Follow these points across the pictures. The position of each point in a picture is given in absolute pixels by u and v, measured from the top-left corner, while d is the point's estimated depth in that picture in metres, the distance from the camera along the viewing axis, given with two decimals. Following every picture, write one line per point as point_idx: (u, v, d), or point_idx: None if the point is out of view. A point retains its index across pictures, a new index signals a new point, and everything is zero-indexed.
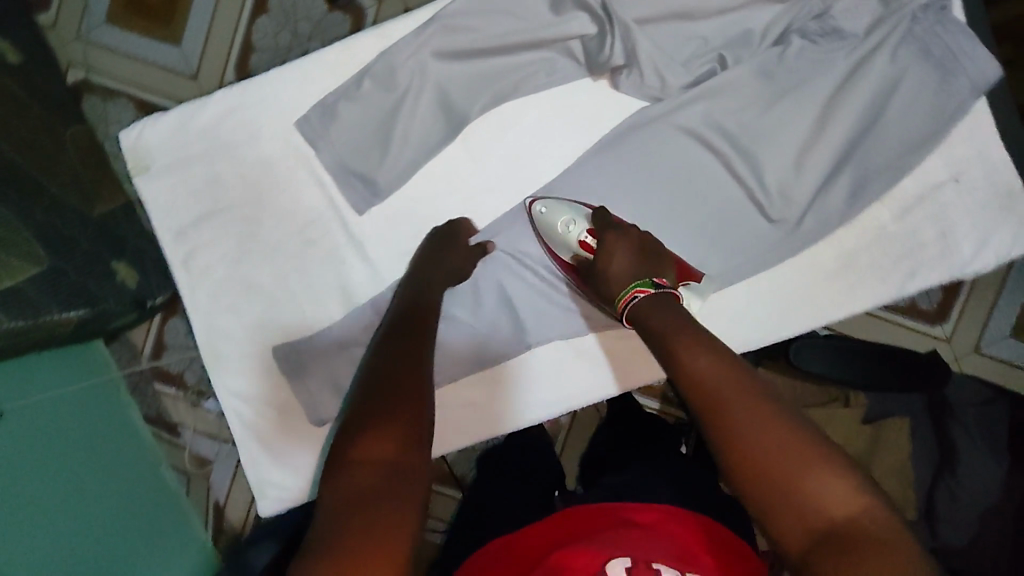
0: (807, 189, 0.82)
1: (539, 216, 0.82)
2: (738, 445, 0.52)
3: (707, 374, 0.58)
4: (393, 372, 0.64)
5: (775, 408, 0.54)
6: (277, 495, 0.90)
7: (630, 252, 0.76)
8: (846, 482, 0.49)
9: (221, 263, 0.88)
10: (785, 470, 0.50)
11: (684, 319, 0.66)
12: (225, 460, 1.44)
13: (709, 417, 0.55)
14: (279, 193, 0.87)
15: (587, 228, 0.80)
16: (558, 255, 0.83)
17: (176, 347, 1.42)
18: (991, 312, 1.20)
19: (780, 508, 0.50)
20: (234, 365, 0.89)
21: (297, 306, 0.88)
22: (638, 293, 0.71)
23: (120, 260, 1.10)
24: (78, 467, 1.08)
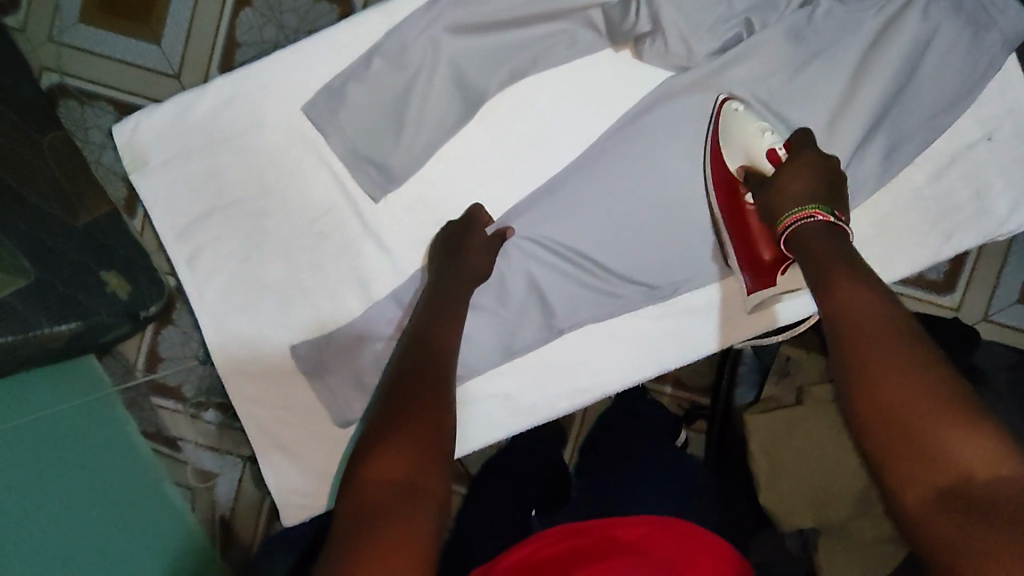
0: (841, 154, 0.79)
1: (729, 112, 0.78)
2: (873, 391, 0.55)
3: (862, 317, 0.61)
4: (415, 387, 0.61)
5: (923, 362, 0.55)
6: (300, 503, 0.85)
7: (815, 177, 0.73)
8: (992, 445, 0.49)
9: (229, 261, 0.83)
10: (919, 420, 0.52)
11: (847, 251, 0.67)
12: (230, 473, 1.38)
13: (846, 363, 0.58)
14: (287, 184, 0.82)
15: (782, 142, 0.78)
16: (726, 164, 0.79)
17: (172, 357, 1.36)
18: (996, 280, 1.19)
19: (912, 454, 0.51)
20: (249, 367, 0.84)
21: (312, 304, 0.83)
22: (817, 214, 0.70)
23: (111, 270, 1.04)
24: (75, 491, 1.02)
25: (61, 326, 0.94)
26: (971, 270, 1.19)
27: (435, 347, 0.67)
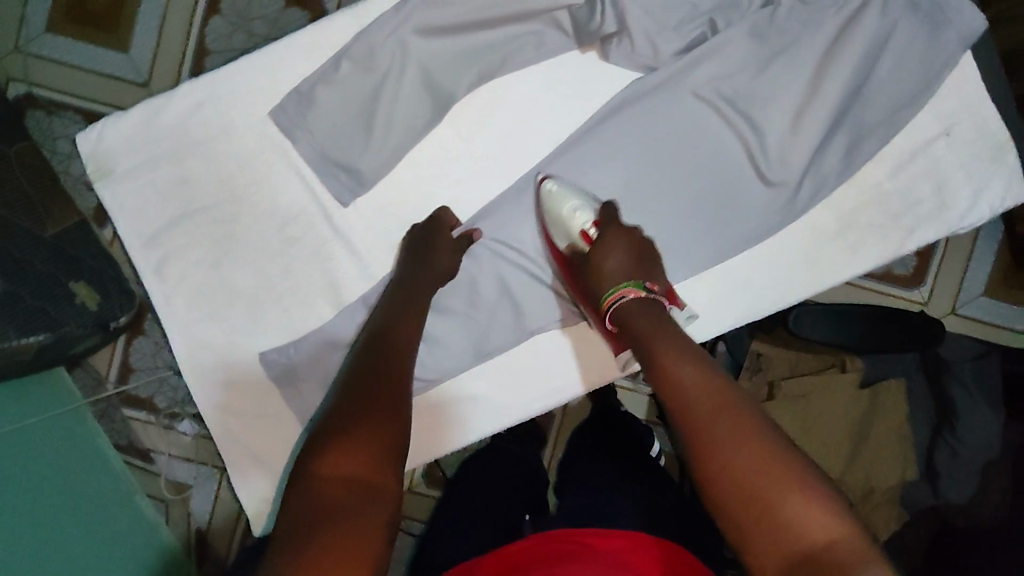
0: (804, 150, 0.81)
1: (549, 193, 0.78)
2: (716, 458, 0.55)
3: (690, 386, 0.61)
4: (371, 399, 0.62)
5: (758, 427, 0.56)
6: (274, 512, 0.84)
7: (624, 253, 0.76)
8: (825, 510, 0.50)
9: (198, 268, 0.82)
10: (766, 488, 0.52)
11: (669, 326, 0.70)
12: (204, 484, 1.35)
13: (688, 433, 0.58)
14: (257, 189, 0.82)
15: (591, 221, 0.77)
16: (554, 241, 0.80)
17: (143, 368, 1.33)
18: (963, 273, 1.22)
19: (758, 522, 0.52)
20: (220, 374, 0.83)
21: (282, 310, 0.83)
22: (627, 294, 0.72)
23: (80, 280, 1.03)
24: (48, 507, 1.00)
25: (29, 338, 0.92)
26: (939, 264, 1.22)
27: (390, 360, 0.69)
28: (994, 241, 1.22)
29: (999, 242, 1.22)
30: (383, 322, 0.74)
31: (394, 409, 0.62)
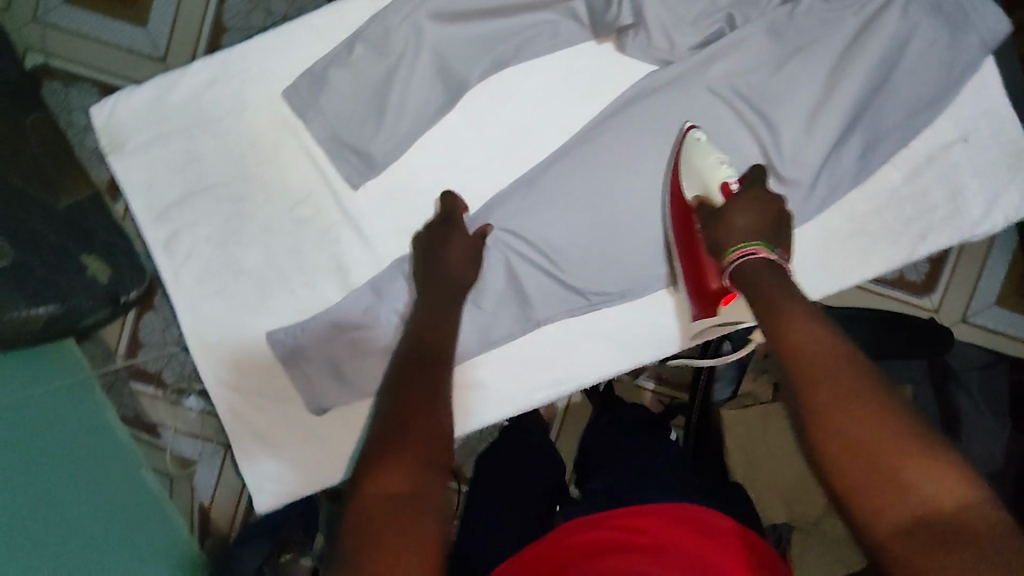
0: (818, 151, 0.80)
1: (693, 139, 0.77)
2: (839, 422, 0.54)
3: (815, 350, 0.59)
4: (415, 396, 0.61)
5: (878, 390, 0.55)
6: (275, 490, 0.85)
7: (756, 213, 0.73)
8: (960, 479, 0.49)
9: (206, 245, 0.83)
10: (888, 453, 0.51)
11: (789, 288, 0.67)
12: (209, 460, 1.38)
13: (807, 399, 0.56)
14: (267, 169, 0.82)
15: (737, 178, 0.76)
16: (682, 192, 0.78)
17: (152, 343, 1.35)
18: (976, 283, 1.20)
19: (881, 489, 0.50)
20: (224, 352, 0.84)
21: (289, 291, 0.83)
22: (755, 253, 0.70)
23: (91, 253, 1.03)
24: (50, 477, 1.02)
25: (38, 308, 0.93)
26: (951, 271, 1.21)
27: (433, 362, 0.67)
28: (1009, 250, 1.20)
29: (1014, 251, 1.20)
30: (419, 330, 0.72)
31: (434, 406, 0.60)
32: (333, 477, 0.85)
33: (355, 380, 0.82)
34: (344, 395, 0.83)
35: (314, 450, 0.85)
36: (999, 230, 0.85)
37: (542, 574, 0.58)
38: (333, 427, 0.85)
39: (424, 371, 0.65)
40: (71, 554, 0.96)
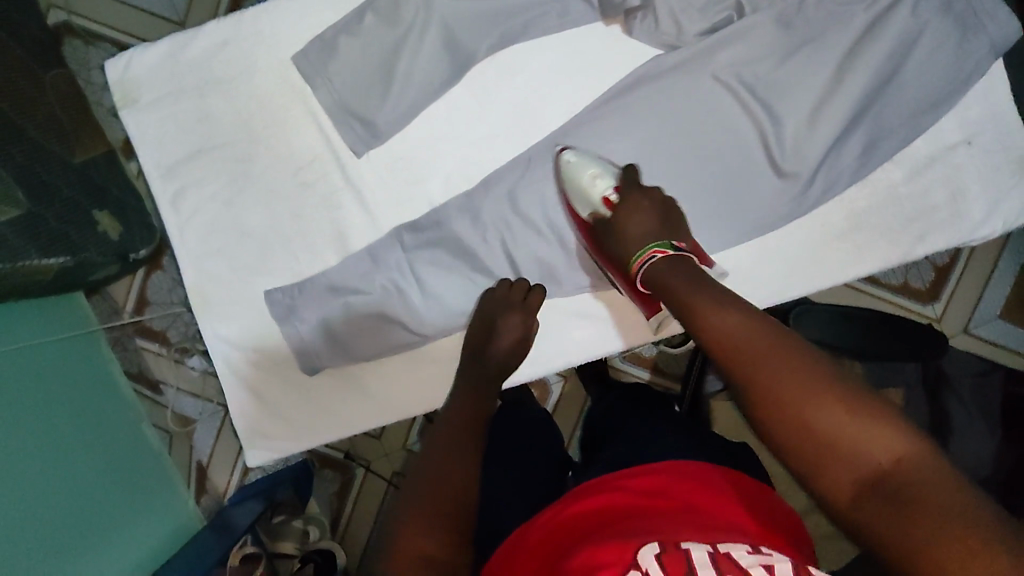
0: (819, 145, 0.80)
1: (567, 164, 0.79)
2: (775, 409, 0.51)
3: (738, 333, 0.57)
4: (444, 454, 0.62)
5: (806, 363, 0.52)
6: (269, 446, 0.88)
7: (648, 216, 0.75)
8: (893, 430, 0.47)
9: (212, 203, 0.85)
10: (825, 426, 0.49)
11: (699, 279, 0.66)
12: (209, 420, 1.43)
13: (743, 382, 0.54)
14: (274, 132, 0.84)
15: (614, 185, 0.78)
16: (576, 211, 0.80)
17: (159, 302, 1.40)
18: (981, 294, 1.20)
19: (825, 458, 0.48)
20: (224, 308, 0.86)
21: (290, 253, 0.85)
22: (656, 254, 0.71)
23: (104, 210, 1.12)
24: (59, 425, 1.06)
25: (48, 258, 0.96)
26: (957, 281, 1.21)
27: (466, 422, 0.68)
28: (1015, 263, 1.19)
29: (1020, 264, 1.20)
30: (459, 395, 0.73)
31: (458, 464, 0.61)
32: (326, 438, 0.89)
33: (347, 344, 0.84)
34: (336, 357, 0.85)
35: (309, 410, 0.88)
36: (996, 235, 0.85)
37: (556, 542, 0.58)
38: (328, 389, 0.88)
39: (460, 432, 0.66)
40: (74, 496, 1.01)
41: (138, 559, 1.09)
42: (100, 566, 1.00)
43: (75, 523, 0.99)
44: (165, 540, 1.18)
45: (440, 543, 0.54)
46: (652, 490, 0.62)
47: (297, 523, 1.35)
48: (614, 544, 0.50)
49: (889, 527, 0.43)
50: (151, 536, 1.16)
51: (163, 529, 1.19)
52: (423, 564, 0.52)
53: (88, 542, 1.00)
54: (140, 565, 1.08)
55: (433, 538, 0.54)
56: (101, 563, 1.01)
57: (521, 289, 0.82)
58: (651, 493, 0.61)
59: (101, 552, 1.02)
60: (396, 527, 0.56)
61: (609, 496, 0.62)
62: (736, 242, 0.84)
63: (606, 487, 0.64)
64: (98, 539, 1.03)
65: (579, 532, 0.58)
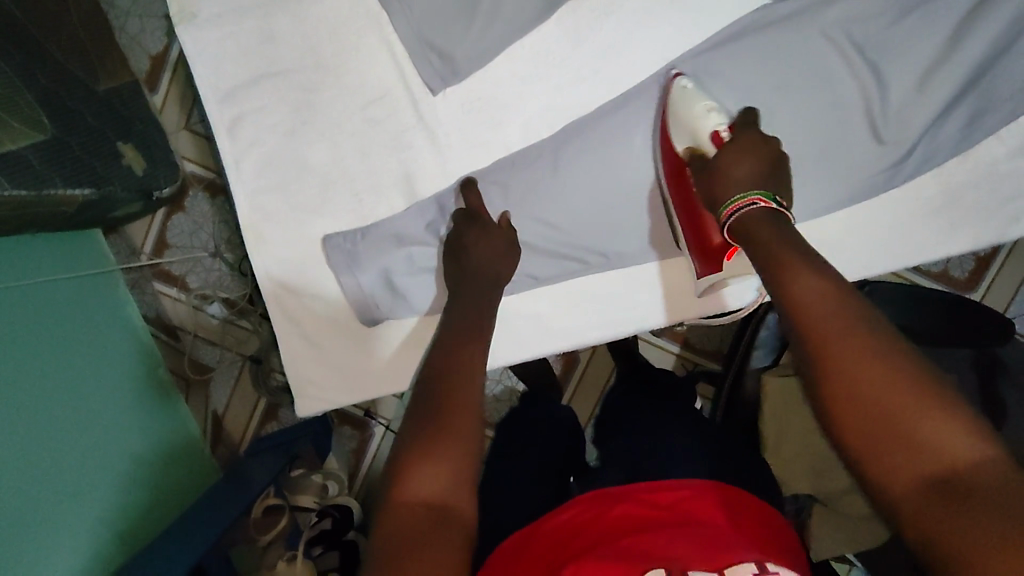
0: (925, 115, 0.75)
1: (680, 90, 0.73)
2: (842, 378, 0.49)
3: (812, 301, 0.54)
4: (448, 392, 0.57)
5: (881, 343, 0.49)
6: (318, 396, 0.84)
7: (758, 162, 0.67)
8: (965, 430, 0.44)
9: (271, 134, 0.79)
10: (893, 409, 0.46)
11: (786, 235, 0.61)
12: (226, 370, 1.37)
13: (812, 357, 0.51)
14: (344, 62, 0.78)
15: (727, 125, 0.71)
16: (674, 143, 0.74)
17: (179, 246, 1.33)
18: (1021, 281, 1.16)
19: (884, 448, 0.46)
20: (280, 249, 0.81)
21: (351, 193, 0.80)
22: (756, 202, 0.64)
23: (128, 142, 1.07)
24: (67, 370, 1.01)
25: (77, 190, 0.93)
26: (998, 270, 1.17)
27: (466, 353, 0.62)
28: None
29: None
30: (452, 323, 0.67)
31: (470, 403, 0.56)
32: (375, 391, 0.85)
33: (406, 295, 0.80)
34: (396, 308, 0.81)
35: (361, 360, 0.84)
36: None
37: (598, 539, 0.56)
38: (383, 340, 0.84)
39: (462, 364, 0.60)
40: (85, 439, 0.99)
41: (145, 506, 1.06)
42: (110, 513, 0.99)
43: (83, 465, 0.96)
44: (175, 488, 1.16)
45: (452, 491, 0.51)
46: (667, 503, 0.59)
47: (315, 477, 1.29)
48: (621, 559, 0.50)
49: (943, 518, 0.41)
50: (165, 486, 1.13)
51: (175, 480, 1.16)
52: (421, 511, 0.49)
53: (93, 484, 0.97)
54: (149, 514, 1.07)
55: (443, 488, 0.51)
56: (107, 508, 0.99)
57: (478, 211, 0.76)
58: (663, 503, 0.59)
59: (108, 496, 0.99)
60: (397, 472, 0.52)
61: (617, 506, 0.59)
62: (824, 211, 0.81)
63: (616, 494, 0.61)
64: (107, 482, 1.00)
65: (586, 541, 0.55)
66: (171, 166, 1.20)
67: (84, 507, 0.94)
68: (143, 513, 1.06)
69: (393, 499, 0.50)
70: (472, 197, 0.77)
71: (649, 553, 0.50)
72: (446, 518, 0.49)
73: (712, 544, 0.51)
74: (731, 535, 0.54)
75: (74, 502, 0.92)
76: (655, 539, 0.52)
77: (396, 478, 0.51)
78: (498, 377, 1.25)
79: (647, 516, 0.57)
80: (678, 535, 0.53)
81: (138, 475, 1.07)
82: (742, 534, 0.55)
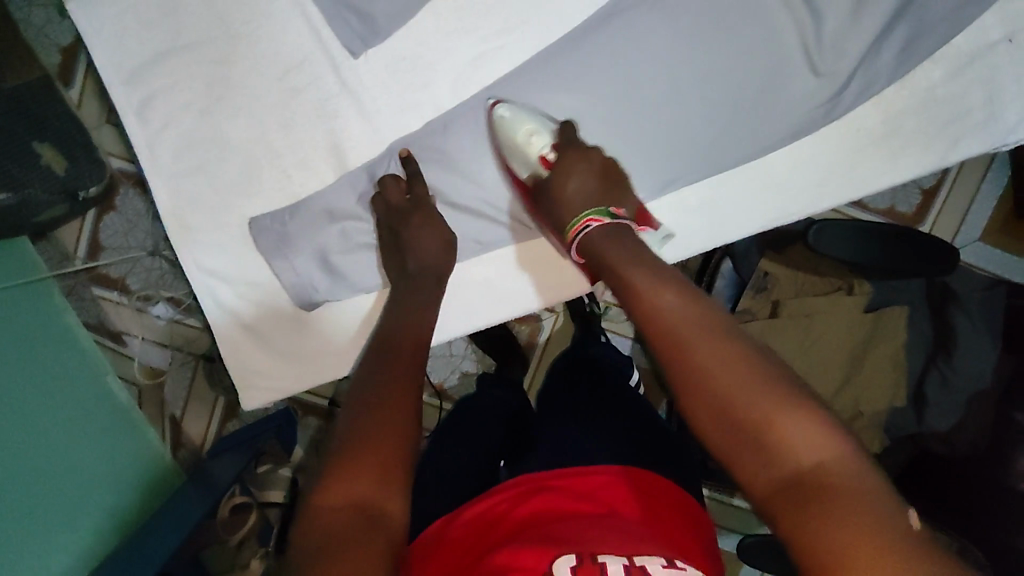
0: (859, 42, 0.74)
1: (500, 119, 0.72)
2: (705, 391, 0.50)
3: (669, 311, 0.55)
4: (387, 385, 0.57)
5: (734, 350, 0.51)
6: (263, 386, 0.81)
7: (588, 178, 0.70)
8: (817, 429, 0.46)
9: (185, 112, 0.74)
10: (754, 422, 0.47)
11: (639, 250, 0.63)
12: (179, 371, 1.31)
13: (674, 369, 0.52)
14: (256, 29, 0.73)
15: (551, 145, 0.72)
16: (516, 172, 0.74)
17: (114, 247, 1.26)
18: (966, 209, 1.18)
19: (749, 449, 0.47)
20: (207, 235, 0.77)
21: (279, 168, 0.75)
22: (589, 223, 0.68)
23: (45, 142, 1.04)
24: (7, 379, 0.96)
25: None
26: (941, 203, 1.19)
27: (403, 351, 0.62)
28: (996, 189, 1.18)
29: (1000, 187, 1.18)
30: (397, 323, 0.67)
31: (410, 394, 0.57)
32: (323, 377, 0.82)
33: (345, 274, 0.76)
34: (337, 290, 0.77)
35: (307, 344, 0.80)
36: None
37: (511, 530, 0.55)
38: (325, 321, 0.80)
39: (402, 359, 0.61)
40: (30, 454, 0.93)
41: (100, 521, 1.02)
42: (59, 530, 0.94)
43: (29, 482, 0.92)
44: (135, 496, 1.11)
45: (392, 483, 0.50)
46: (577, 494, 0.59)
47: (282, 472, 1.28)
48: (529, 550, 0.49)
49: (809, 527, 0.42)
50: (122, 497, 1.08)
51: (133, 489, 1.12)
52: (356, 511, 0.48)
53: (39, 500, 0.92)
54: (107, 526, 1.02)
55: (380, 482, 0.50)
56: (57, 525, 0.94)
57: (422, 202, 0.73)
58: (573, 493, 0.60)
59: (59, 514, 0.95)
60: (340, 462, 0.50)
61: (532, 497, 0.59)
62: (768, 149, 0.80)
63: (535, 483, 0.61)
64: (57, 498, 0.95)
65: (503, 533, 0.55)
66: (98, 165, 1.13)
67: (32, 526, 0.90)
68: (98, 527, 1.01)
69: (331, 490, 0.49)
70: (416, 181, 0.74)
71: (560, 536, 0.51)
72: (381, 513, 0.48)
73: (623, 535, 0.52)
74: (644, 532, 0.54)
75: (20, 520, 0.88)
76: (566, 528, 0.53)
77: (334, 472, 0.50)
78: (462, 354, 1.24)
79: (563, 506, 0.57)
80: (585, 525, 0.53)
81: (90, 486, 1.02)
82: (656, 534, 0.55)
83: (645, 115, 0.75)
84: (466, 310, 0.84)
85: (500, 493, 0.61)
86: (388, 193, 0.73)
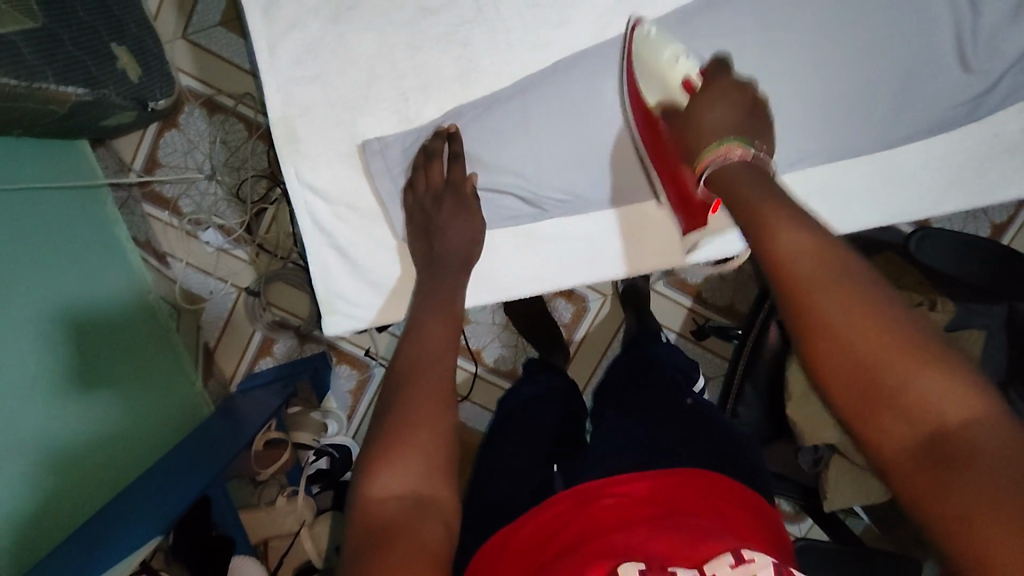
0: (1017, 43, 0.72)
1: (644, 38, 0.70)
2: (824, 346, 0.42)
3: (792, 261, 0.45)
4: (419, 375, 0.53)
5: (870, 300, 0.42)
6: (347, 313, 0.81)
7: (734, 106, 0.62)
8: (965, 386, 0.38)
9: (314, 15, 0.70)
10: (890, 378, 0.39)
11: (773, 189, 0.52)
12: (220, 300, 1.26)
13: (793, 315, 0.44)
14: None
15: (698, 70, 0.67)
16: (642, 97, 0.70)
17: (172, 165, 1.22)
18: None
19: (874, 407, 0.40)
20: (314, 152, 0.75)
21: (397, 91, 0.73)
22: (731, 153, 0.58)
23: (122, 45, 0.99)
24: (47, 287, 0.91)
25: (68, 88, 0.87)
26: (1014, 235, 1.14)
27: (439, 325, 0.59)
28: None
29: None
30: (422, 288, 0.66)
31: (442, 386, 0.53)
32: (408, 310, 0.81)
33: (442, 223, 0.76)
34: None
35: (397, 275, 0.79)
36: None
37: (582, 533, 0.52)
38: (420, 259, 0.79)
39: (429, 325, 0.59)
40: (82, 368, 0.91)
41: (145, 442, 1.00)
42: (111, 444, 0.93)
43: (75, 390, 0.89)
44: (172, 416, 1.09)
45: (426, 476, 0.49)
46: (656, 495, 0.57)
47: (313, 417, 1.23)
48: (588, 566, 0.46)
49: (937, 500, 0.36)
50: (163, 420, 1.06)
51: (172, 412, 1.09)
52: (394, 505, 0.47)
53: (86, 408, 0.90)
54: (149, 449, 1.00)
55: (418, 474, 0.48)
56: (102, 440, 0.91)
57: (456, 187, 0.72)
58: (648, 493, 0.57)
59: (104, 429, 0.92)
60: (370, 464, 0.49)
61: (603, 501, 0.56)
62: (900, 140, 0.78)
63: (597, 488, 0.58)
64: (108, 411, 0.94)
65: (571, 539, 0.52)
66: (167, 79, 1.11)
67: (79, 433, 0.87)
68: (141, 447, 0.98)
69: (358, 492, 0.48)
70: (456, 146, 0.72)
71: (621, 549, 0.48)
72: (422, 507, 0.47)
73: (689, 539, 0.49)
74: (712, 529, 0.52)
75: (66, 427, 0.86)
76: (620, 538, 0.50)
77: (368, 468, 0.49)
78: (505, 323, 1.22)
79: (636, 508, 0.54)
80: (656, 528, 0.51)
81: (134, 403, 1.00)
82: (721, 526, 0.54)
83: (781, 89, 0.73)
84: (561, 265, 0.83)
85: (559, 498, 0.58)
86: (416, 183, 0.73)
